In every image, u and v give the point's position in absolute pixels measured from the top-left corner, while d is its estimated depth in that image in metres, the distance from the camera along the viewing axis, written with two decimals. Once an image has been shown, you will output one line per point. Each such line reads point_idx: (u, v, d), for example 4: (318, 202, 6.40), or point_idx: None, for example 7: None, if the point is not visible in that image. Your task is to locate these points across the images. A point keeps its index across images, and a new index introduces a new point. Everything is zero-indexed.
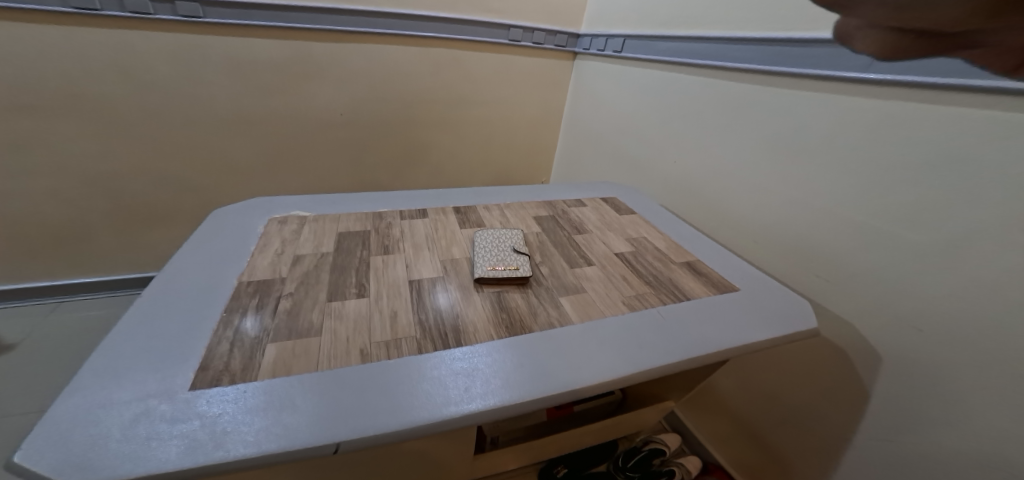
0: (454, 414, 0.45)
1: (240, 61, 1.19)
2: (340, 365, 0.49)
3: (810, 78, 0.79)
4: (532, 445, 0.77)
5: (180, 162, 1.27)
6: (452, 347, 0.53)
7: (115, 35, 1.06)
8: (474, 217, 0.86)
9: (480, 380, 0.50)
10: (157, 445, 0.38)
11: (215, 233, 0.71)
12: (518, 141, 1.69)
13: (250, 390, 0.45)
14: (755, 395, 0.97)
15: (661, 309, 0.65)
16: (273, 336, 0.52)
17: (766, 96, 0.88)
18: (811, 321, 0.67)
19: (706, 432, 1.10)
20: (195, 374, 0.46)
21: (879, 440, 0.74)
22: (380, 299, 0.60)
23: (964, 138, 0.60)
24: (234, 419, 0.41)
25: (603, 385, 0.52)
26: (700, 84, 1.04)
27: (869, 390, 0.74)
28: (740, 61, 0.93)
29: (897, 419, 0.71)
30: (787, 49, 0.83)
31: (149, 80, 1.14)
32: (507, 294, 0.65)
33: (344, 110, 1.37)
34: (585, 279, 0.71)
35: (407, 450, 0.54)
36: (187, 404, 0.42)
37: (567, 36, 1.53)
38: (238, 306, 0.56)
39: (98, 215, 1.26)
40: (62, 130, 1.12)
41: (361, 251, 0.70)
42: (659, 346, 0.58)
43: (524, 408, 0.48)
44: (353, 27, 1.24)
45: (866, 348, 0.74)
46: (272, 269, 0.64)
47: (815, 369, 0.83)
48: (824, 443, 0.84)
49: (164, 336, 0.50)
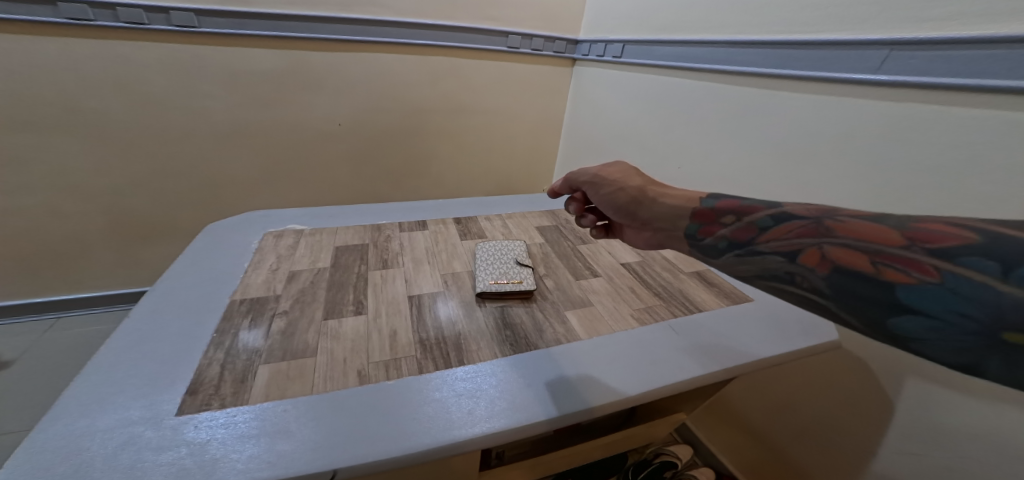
0: (457, 437, 0.43)
1: (235, 71, 1.18)
2: (337, 388, 0.46)
3: (811, 80, 0.78)
4: (542, 462, 0.74)
5: (176, 174, 1.25)
6: (455, 367, 0.51)
7: (110, 47, 1.05)
8: (475, 228, 0.85)
9: (484, 401, 0.47)
10: (142, 475, 0.36)
11: (208, 249, 0.69)
12: (519, 148, 1.68)
13: (241, 416, 0.42)
14: (768, 407, 0.95)
15: (672, 324, 0.63)
16: (266, 357, 0.49)
17: (770, 101, 0.86)
18: (829, 333, 0.64)
19: (718, 443, 1.09)
20: (183, 398, 0.43)
21: (905, 454, 0.71)
22: (379, 317, 0.57)
23: (982, 141, 0.58)
24: (225, 445, 0.39)
25: (613, 405, 0.49)
26: (701, 89, 1.03)
27: (893, 401, 0.71)
28: (740, 65, 0.92)
29: (923, 432, 0.68)
30: (793, 52, 0.81)
31: (145, 92, 1.13)
32: (512, 309, 0.62)
33: (343, 119, 1.36)
34: (591, 292, 0.68)
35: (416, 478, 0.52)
36: (173, 432, 0.40)
37: (566, 42, 1.52)
38: (229, 326, 0.53)
39: (93, 230, 1.24)
40: (55, 143, 1.10)
41: (359, 266, 0.68)
42: (673, 362, 0.55)
43: (530, 429, 0.46)
44: (351, 37, 1.23)
45: (886, 359, 0.71)
46: (267, 286, 0.61)
47: (830, 380, 0.81)
48: (847, 455, 0.81)
49: (153, 357, 0.48)
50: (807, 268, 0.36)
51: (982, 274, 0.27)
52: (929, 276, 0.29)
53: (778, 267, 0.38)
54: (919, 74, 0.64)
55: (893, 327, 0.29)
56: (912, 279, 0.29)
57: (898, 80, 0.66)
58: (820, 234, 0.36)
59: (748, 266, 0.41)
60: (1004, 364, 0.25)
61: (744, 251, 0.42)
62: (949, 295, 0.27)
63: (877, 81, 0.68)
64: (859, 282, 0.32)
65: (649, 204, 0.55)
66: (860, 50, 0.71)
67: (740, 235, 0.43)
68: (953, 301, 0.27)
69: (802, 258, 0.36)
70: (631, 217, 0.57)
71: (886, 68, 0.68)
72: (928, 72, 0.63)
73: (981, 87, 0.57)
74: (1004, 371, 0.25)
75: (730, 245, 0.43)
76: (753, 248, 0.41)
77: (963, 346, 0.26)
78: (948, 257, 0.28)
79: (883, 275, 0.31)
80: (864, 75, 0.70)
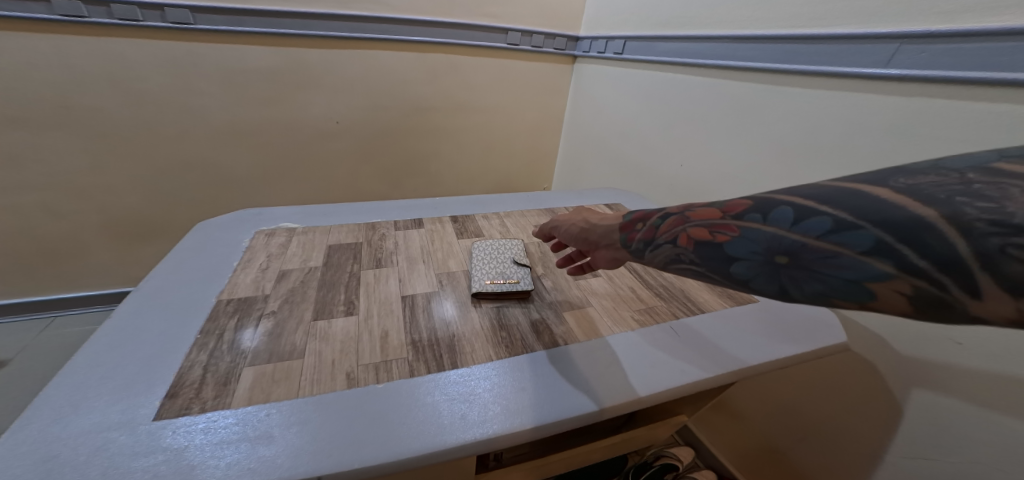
0: (449, 444, 0.41)
1: (230, 68, 1.16)
2: (323, 391, 0.45)
3: (816, 75, 0.76)
4: (541, 465, 0.72)
5: (171, 173, 1.24)
6: (447, 370, 0.49)
7: (104, 43, 1.04)
8: (472, 227, 0.83)
9: (477, 406, 0.45)
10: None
11: (198, 248, 0.67)
12: (519, 147, 1.66)
13: (223, 420, 0.40)
14: (771, 408, 0.93)
15: (673, 325, 0.61)
16: (251, 359, 0.48)
17: (773, 96, 0.85)
18: (837, 335, 0.62)
19: (722, 445, 1.07)
20: (162, 402, 0.42)
21: (912, 459, 0.69)
22: (371, 318, 0.55)
23: (998, 137, 0.56)
24: (204, 451, 0.37)
25: (615, 408, 0.48)
26: (702, 86, 1.01)
27: (901, 405, 0.69)
28: (744, 61, 0.89)
29: (932, 438, 0.66)
30: (797, 46, 0.79)
31: (139, 90, 1.11)
32: (508, 310, 0.61)
33: (341, 117, 1.34)
34: (590, 292, 0.67)
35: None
36: (149, 437, 0.38)
37: (566, 39, 1.50)
38: (216, 327, 0.52)
39: (89, 229, 1.23)
40: (49, 142, 1.09)
41: (351, 265, 0.66)
42: (673, 364, 0.53)
43: (524, 437, 0.44)
44: (348, 34, 1.22)
45: (892, 362, 0.69)
46: (255, 285, 0.60)
47: (835, 382, 0.79)
48: (852, 459, 0.79)
49: (137, 354, 0.47)
50: (685, 248, 0.42)
51: (757, 222, 0.36)
52: (734, 232, 0.37)
53: (673, 253, 0.43)
54: (931, 67, 0.61)
55: (734, 276, 0.37)
56: (728, 236, 0.38)
57: (908, 75, 0.63)
58: (684, 221, 0.43)
59: (657, 258, 0.45)
60: (792, 282, 0.33)
61: (652, 246, 0.46)
62: (748, 241, 0.36)
63: (887, 76, 0.65)
64: (710, 248, 0.39)
65: (595, 226, 0.56)
66: (869, 43, 0.68)
67: (650, 234, 0.46)
68: (750, 245, 0.36)
69: (680, 241, 0.42)
70: (586, 242, 0.57)
71: (895, 62, 0.65)
72: (938, 66, 0.61)
73: (996, 81, 0.55)
74: (792, 287, 0.33)
75: (645, 245, 0.47)
76: (655, 242, 0.45)
77: (767, 276, 0.35)
78: (739, 215, 0.38)
79: (717, 240, 0.39)
80: (872, 69, 0.68)
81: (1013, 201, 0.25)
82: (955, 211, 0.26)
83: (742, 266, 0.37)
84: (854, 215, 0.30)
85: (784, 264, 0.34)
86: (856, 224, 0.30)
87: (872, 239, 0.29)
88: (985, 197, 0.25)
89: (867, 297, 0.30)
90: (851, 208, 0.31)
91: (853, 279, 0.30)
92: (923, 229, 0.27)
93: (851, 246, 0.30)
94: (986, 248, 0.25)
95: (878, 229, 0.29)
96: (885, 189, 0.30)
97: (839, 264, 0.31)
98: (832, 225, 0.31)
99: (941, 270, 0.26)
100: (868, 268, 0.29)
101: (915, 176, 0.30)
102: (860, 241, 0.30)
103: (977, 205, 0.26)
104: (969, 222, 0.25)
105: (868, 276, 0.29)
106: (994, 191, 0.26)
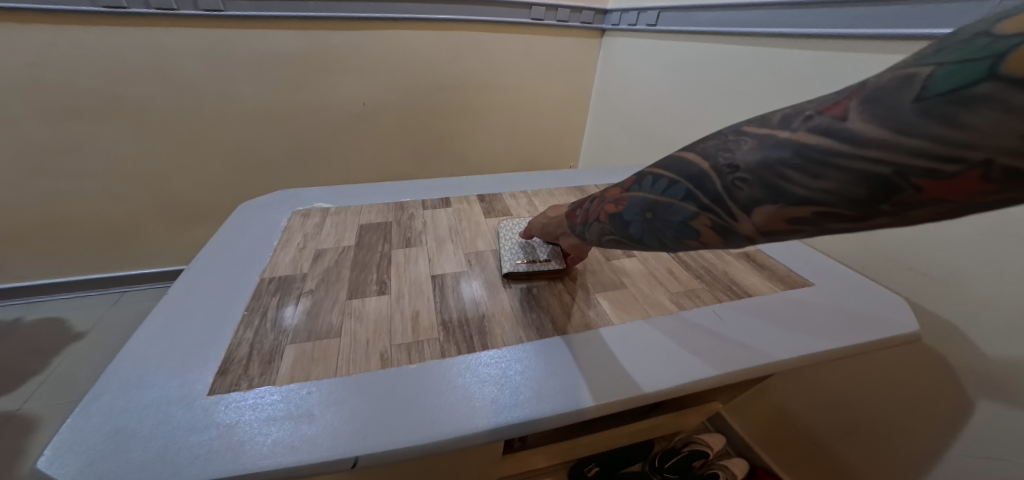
0: (478, 428, 0.40)
1: (262, 55, 1.18)
2: (358, 371, 0.45)
3: (881, 38, 0.68)
4: (568, 448, 0.72)
5: (211, 158, 1.28)
6: (478, 351, 0.49)
7: (142, 33, 1.07)
8: (499, 206, 0.81)
9: (508, 388, 0.45)
10: (183, 450, 0.36)
11: (239, 229, 0.69)
12: (543, 127, 1.62)
13: (269, 397, 0.42)
14: (812, 399, 0.89)
15: (717, 309, 0.58)
16: (292, 337, 0.49)
17: (824, 66, 0.77)
18: (905, 324, 0.57)
19: (753, 434, 1.04)
20: (214, 378, 0.43)
21: (978, 458, 0.64)
22: (402, 299, 0.56)
23: None
24: (252, 428, 0.38)
25: (627, 403, 0.45)
26: (744, 56, 0.94)
27: (972, 402, 0.64)
28: (794, 26, 0.82)
29: (1005, 436, 0.60)
30: (858, 8, 0.71)
31: (176, 77, 1.14)
32: (540, 291, 0.59)
33: (366, 99, 1.34)
34: (624, 273, 0.65)
35: (449, 460, 0.50)
36: (204, 412, 0.40)
37: (593, 12, 1.42)
38: (260, 304, 0.53)
39: (139, 214, 1.30)
40: (97, 132, 1.14)
41: (383, 245, 0.67)
42: (719, 352, 0.51)
43: (557, 422, 0.43)
44: (371, 15, 1.20)
45: (966, 356, 0.63)
46: (294, 265, 0.61)
47: (899, 380, 0.73)
48: (902, 457, 0.74)
49: (190, 333, 0.49)
50: (604, 223, 0.42)
51: (634, 191, 0.38)
52: (624, 201, 0.39)
53: (600, 229, 0.43)
54: None
55: (632, 238, 0.38)
56: (622, 205, 0.39)
57: None
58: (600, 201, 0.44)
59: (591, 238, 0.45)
60: (662, 233, 0.35)
61: (587, 227, 0.46)
62: (631, 207, 0.38)
63: None
64: (615, 219, 0.40)
65: (551, 220, 0.58)
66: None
67: (586, 216, 0.47)
68: (632, 210, 0.38)
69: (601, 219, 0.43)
70: (549, 235, 0.59)
71: None
72: None
73: None
74: (662, 238, 0.35)
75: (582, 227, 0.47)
76: (587, 223, 0.46)
77: (648, 233, 0.37)
78: (627, 188, 0.40)
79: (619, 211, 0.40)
80: None
81: (739, 151, 0.29)
82: (716, 161, 0.31)
83: (634, 229, 0.38)
84: (677, 173, 0.34)
85: (650, 218, 0.36)
86: (678, 179, 0.34)
87: (684, 189, 0.33)
88: (728, 148, 0.30)
89: (695, 235, 0.33)
90: (675, 168, 0.35)
91: (684, 223, 0.33)
92: (701, 179, 0.31)
93: (675, 196, 0.34)
94: (727, 184, 0.30)
95: (687, 182, 0.33)
96: (691, 152, 0.34)
97: (672, 211, 0.34)
98: (666, 183, 0.35)
99: (716, 203, 0.30)
100: (684, 211, 0.33)
101: (708, 140, 0.33)
102: (678, 192, 0.33)
103: (723, 155, 0.30)
104: (719, 167, 0.30)
105: (687, 218, 0.33)
106: (733, 144, 0.30)
